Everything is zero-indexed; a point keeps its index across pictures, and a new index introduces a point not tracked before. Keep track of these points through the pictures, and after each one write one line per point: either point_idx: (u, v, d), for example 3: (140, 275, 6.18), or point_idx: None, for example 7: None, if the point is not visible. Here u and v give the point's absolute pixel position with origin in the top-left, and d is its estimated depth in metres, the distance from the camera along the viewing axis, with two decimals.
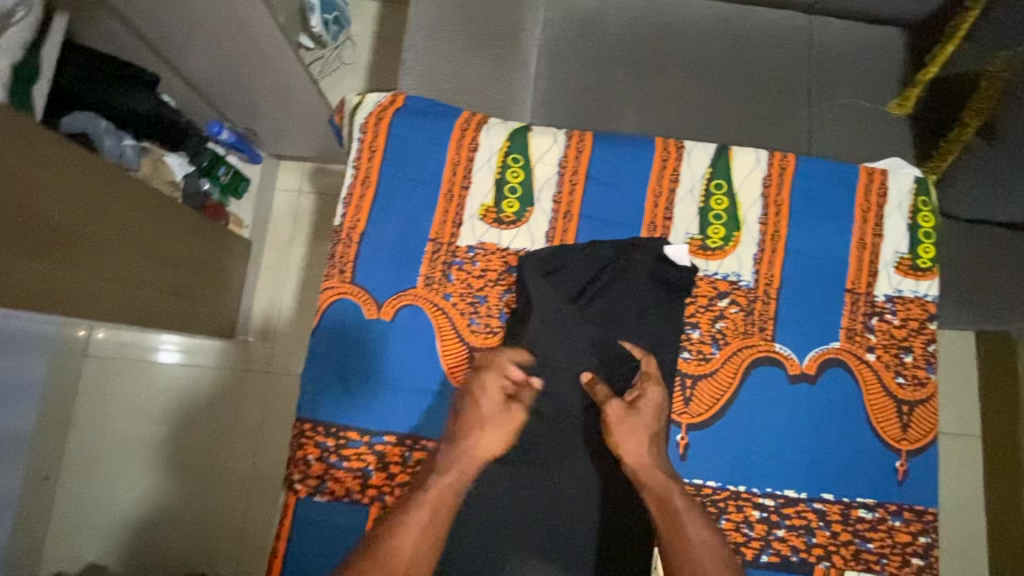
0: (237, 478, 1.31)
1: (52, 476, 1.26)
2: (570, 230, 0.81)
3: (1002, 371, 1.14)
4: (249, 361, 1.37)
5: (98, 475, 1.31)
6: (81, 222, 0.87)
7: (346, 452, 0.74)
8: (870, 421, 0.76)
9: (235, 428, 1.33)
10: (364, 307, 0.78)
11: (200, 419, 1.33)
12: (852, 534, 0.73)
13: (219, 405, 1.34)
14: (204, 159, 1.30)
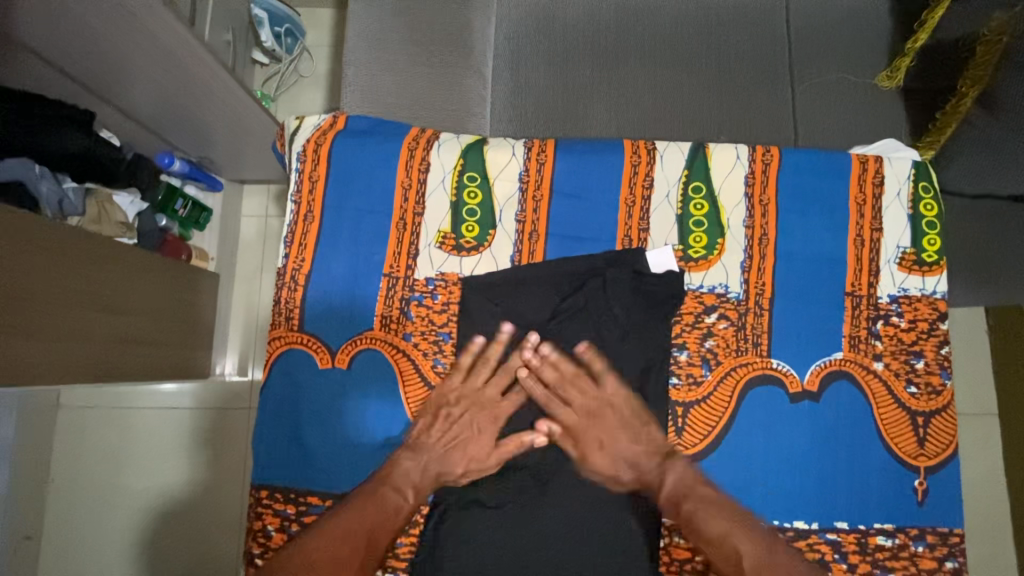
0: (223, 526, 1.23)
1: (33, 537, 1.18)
2: (538, 251, 0.73)
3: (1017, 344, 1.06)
4: (226, 400, 1.28)
5: (78, 535, 1.21)
6: (10, 282, 0.78)
7: (308, 521, 0.67)
8: (882, 438, 0.68)
9: (218, 475, 1.24)
10: (317, 356, 0.71)
11: (181, 467, 1.24)
12: (872, 565, 0.66)
13: (201, 450, 1.25)
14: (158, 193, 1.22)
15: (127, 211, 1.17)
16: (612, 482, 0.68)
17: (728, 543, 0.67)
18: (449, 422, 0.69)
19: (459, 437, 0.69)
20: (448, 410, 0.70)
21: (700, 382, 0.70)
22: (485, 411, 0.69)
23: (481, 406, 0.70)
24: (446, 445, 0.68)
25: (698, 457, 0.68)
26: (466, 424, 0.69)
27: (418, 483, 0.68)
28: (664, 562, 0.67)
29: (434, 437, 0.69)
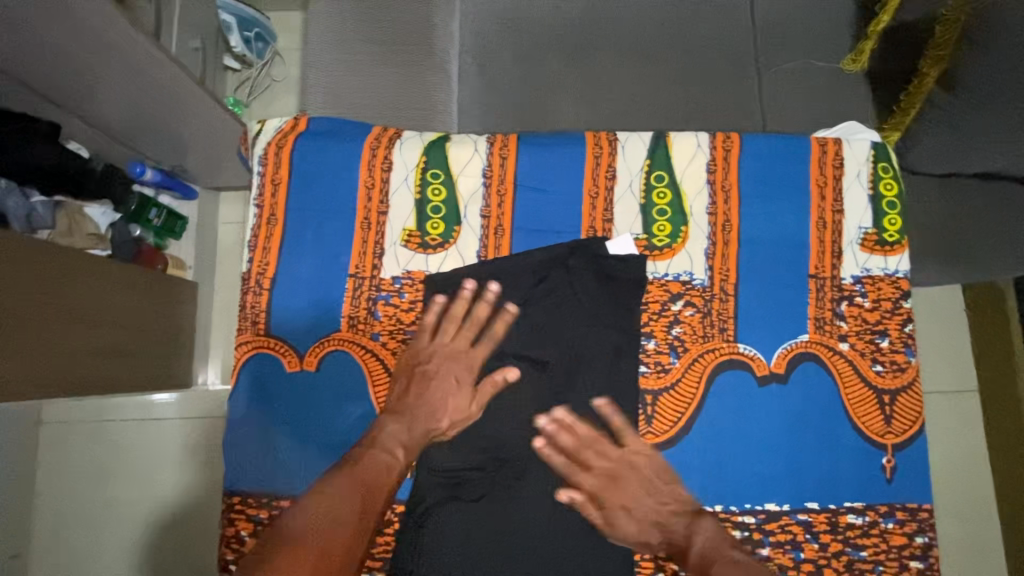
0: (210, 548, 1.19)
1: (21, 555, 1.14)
2: (504, 246, 0.73)
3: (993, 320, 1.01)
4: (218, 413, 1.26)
5: (66, 557, 1.17)
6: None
7: (281, 524, 0.67)
8: (850, 416, 0.69)
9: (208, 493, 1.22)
10: (285, 359, 0.71)
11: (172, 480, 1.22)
12: (843, 544, 0.66)
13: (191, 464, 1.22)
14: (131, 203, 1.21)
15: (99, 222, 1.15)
16: (585, 470, 0.68)
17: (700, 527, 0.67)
18: (427, 376, 0.69)
19: (435, 394, 0.69)
20: (423, 368, 0.70)
21: (668, 369, 0.70)
22: (460, 362, 0.70)
23: (454, 357, 0.70)
24: (425, 397, 0.69)
25: (668, 443, 0.69)
26: (441, 376, 0.69)
27: (407, 442, 0.67)
28: (638, 550, 0.67)
29: (412, 396, 0.69)
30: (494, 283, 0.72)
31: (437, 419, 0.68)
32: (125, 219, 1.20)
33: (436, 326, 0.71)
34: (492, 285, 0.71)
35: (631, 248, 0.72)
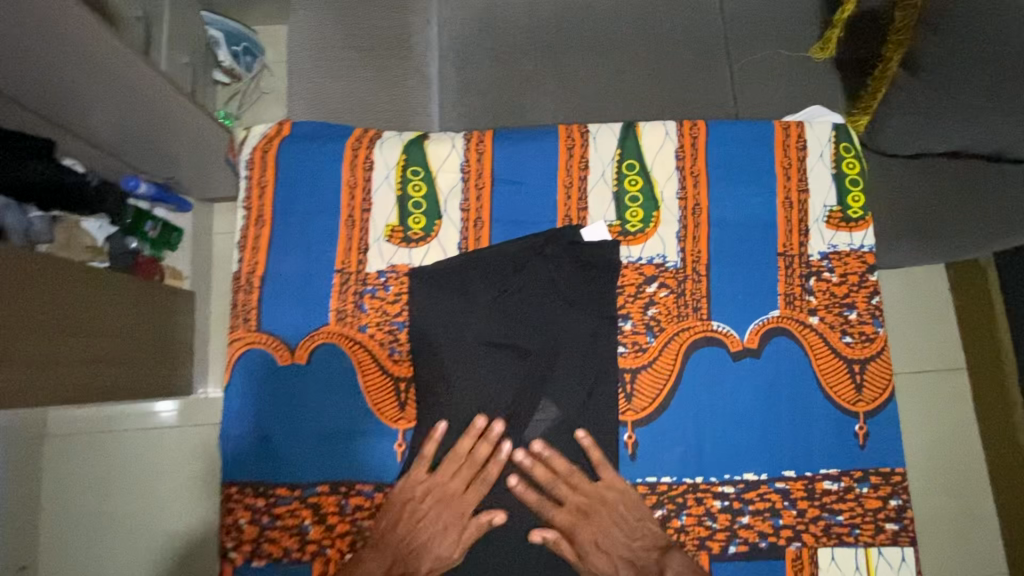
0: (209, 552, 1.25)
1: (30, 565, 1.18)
2: (483, 237, 0.77)
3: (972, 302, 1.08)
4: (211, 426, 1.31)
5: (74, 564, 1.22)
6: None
7: (278, 511, 0.69)
8: (822, 387, 0.71)
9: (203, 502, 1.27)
10: (277, 353, 0.73)
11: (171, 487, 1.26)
12: (820, 509, 0.69)
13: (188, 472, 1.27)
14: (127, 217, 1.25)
15: (95, 236, 1.20)
16: (569, 447, 0.71)
17: (681, 498, 0.70)
18: (416, 517, 0.68)
19: (423, 529, 0.68)
20: (414, 506, 0.68)
21: (645, 349, 0.73)
22: (451, 507, 0.69)
23: (448, 502, 0.69)
24: (416, 514, 0.68)
25: (649, 420, 0.72)
26: (430, 520, 0.68)
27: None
28: None
29: (398, 534, 0.67)
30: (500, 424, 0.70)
31: (419, 559, 0.67)
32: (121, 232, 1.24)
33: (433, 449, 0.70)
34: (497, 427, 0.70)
35: (605, 234, 0.75)
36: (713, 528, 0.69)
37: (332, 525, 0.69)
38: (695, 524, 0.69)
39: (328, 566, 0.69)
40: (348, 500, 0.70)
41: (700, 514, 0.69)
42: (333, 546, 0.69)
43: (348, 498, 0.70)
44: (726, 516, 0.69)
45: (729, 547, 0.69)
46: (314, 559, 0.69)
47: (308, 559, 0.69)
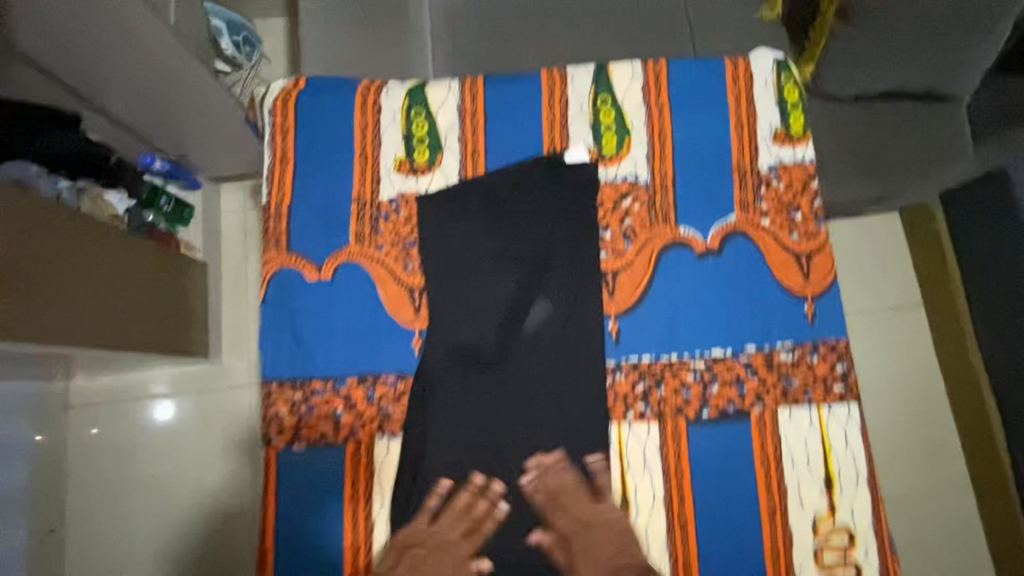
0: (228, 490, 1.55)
1: (55, 527, 1.47)
2: (479, 167, 0.88)
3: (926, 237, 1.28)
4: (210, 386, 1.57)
5: (120, 505, 1.52)
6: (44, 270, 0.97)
7: (314, 400, 0.80)
8: (775, 276, 0.84)
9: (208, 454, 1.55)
10: (305, 271, 0.84)
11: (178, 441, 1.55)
12: (777, 377, 0.81)
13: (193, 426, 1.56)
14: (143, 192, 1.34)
15: (116, 207, 1.27)
16: (562, 336, 0.83)
17: (660, 374, 0.82)
18: (419, 559, 0.76)
19: (421, 573, 0.76)
20: (415, 549, 0.77)
21: (624, 253, 0.85)
22: (450, 552, 0.77)
23: (445, 548, 0.77)
24: None
25: (630, 312, 0.84)
26: (428, 560, 0.76)
27: None
28: (610, 398, 0.82)
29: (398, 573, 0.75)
30: (495, 481, 0.80)
31: None
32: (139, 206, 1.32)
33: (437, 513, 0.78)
34: (497, 485, 0.79)
35: (586, 157, 0.87)
36: (688, 397, 0.81)
37: (362, 410, 0.81)
38: (672, 394, 0.81)
39: (359, 445, 0.80)
40: (375, 390, 0.81)
41: (676, 386, 0.82)
42: (363, 429, 0.80)
43: (374, 388, 0.82)
44: (699, 386, 0.81)
45: (703, 412, 0.81)
46: (348, 440, 0.80)
47: (342, 440, 0.80)
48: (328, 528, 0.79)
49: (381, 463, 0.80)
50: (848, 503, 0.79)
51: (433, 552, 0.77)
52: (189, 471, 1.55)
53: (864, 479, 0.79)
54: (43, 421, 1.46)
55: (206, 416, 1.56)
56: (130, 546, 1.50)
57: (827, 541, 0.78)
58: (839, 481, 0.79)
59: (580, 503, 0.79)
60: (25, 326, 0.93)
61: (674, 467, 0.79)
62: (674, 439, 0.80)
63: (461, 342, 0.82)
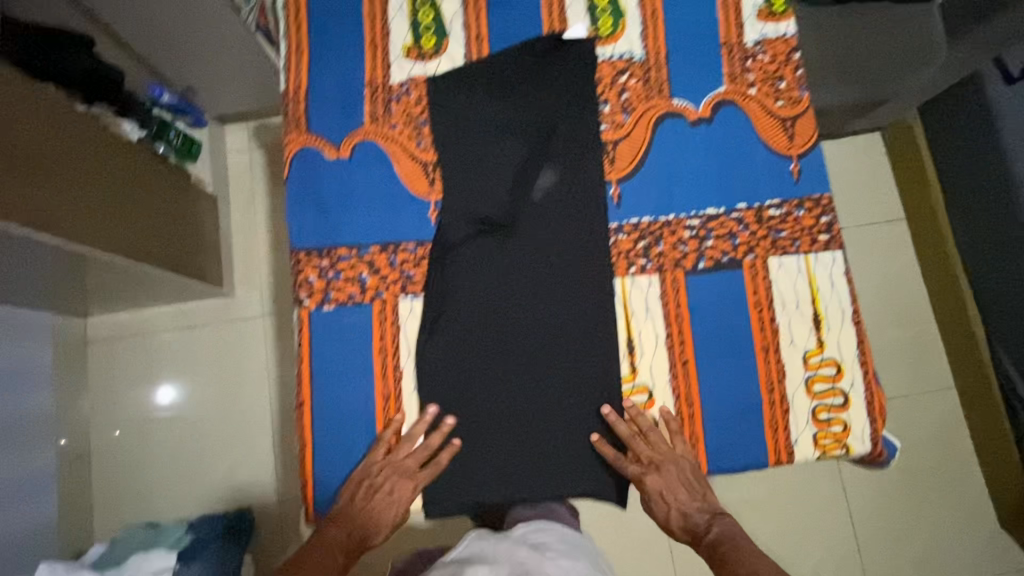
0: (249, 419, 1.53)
1: (83, 454, 1.49)
2: (485, 49, 0.93)
3: (906, 153, 1.50)
4: (227, 317, 1.58)
5: (145, 434, 1.52)
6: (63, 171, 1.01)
7: (340, 266, 0.87)
8: (762, 140, 0.91)
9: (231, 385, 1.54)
10: (324, 150, 0.90)
11: (199, 371, 1.55)
12: (768, 230, 0.88)
13: (213, 357, 1.56)
14: (153, 124, 1.37)
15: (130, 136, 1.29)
16: (568, 201, 0.89)
17: (659, 232, 0.89)
18: (375, 489, 0.82)
19: (377, 504, 0.81)
20: (371, 479, 0.82)
21: (622, 124, 0.91)
22: (405, 482, 0.82)
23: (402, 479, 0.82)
24: (369, 507, 0.81)
25: (630, 178, 0.90)
26: (384, 490, 0.81)
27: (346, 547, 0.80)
28: (614, 255, 0.88)
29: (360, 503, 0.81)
30: (449, 415, 0.84)
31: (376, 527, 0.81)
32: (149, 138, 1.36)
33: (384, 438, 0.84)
34: (448, 419, 0.84)
35: (585, 36, 0.92)
36: (685, 251, 0.88)
37: (385, 274, 0.87)
38: (670, 249, 0.88)
39: (385, 305, 0.87)
40: (396, 256, 0.88)
41: (674, 241, 0.88)
42: (387, 290, 0.87)
43: (395, 254, 0.88)
44: (695, 241, 0.88)
45: (699, 264, 0.88)
46: (374, 300, 0.87)
47: (369, 300, 0.87)
48: (359, 379, 0.86)
49: (405, 320, 0.86)
50: (835, 339, 0.86)
51: (390, 479, 0.82)
52: (206, 401, 1.54)
53: (849, 317, 0.86)
54: (64, 352, 1.48)
55: (226, 346, 1.56)
56: (154, 476, 1.51)
57: (817, 373, 0.85)
58: (826, 319, 0.86)
59: (592, 347, 0.86)
60: (57, 221, 0.99)
61: (673, 314, 0.87)
62: (674, 289, 0.87)
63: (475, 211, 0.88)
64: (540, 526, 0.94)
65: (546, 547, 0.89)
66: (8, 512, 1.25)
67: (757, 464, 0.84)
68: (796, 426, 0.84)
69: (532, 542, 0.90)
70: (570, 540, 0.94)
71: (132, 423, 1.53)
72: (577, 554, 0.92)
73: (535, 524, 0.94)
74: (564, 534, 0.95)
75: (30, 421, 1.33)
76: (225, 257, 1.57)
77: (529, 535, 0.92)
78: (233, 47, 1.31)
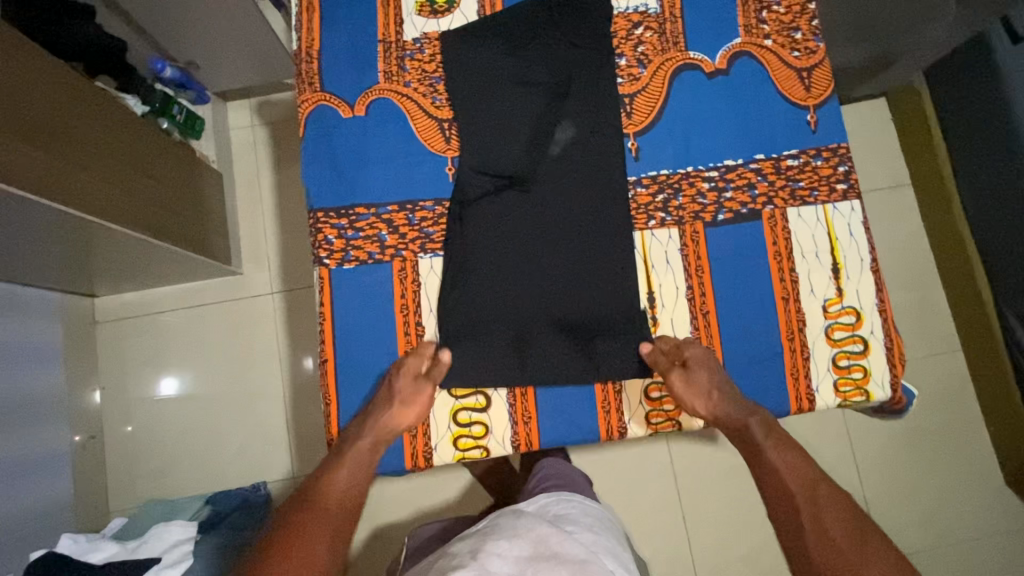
0: (259, 399, 1.53)
1: (96, 435, 1.48)
2: (498, 5, 0.92)
3: (912, 115, 1.50)
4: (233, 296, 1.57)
5: (156, 415, 1.52)
6: (69, 140, 1.00)
7: (359, 225, 0.87)
8: (779, 91, 0.90)
9: (240, 364, 1.54)
10: (339, 109, 0.89)
11: (207, 351, 1.55)
12: (786, 180, 0.88)
13: (221, 335, 1.55)
14: (156, 99, 1.34)
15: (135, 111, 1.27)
16: (586, 156, 0.88)
17: (678, 185, 0.88)
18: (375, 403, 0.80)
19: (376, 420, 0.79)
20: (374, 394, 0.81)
21: (638, 78, 0.90)
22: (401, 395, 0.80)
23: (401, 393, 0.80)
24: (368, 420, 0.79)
25: (646, 131, 0.90)
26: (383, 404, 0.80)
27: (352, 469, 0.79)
28: (634, 209, 0.88)
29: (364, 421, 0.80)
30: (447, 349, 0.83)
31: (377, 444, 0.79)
32: (153, 113, 1.33)
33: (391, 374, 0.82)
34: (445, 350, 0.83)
35: None
36: (704, 203, 0.88)
37: (404, 233, 0.87)
38: (689, 202, 0.88)
39: (405, 263, 0.86)
40: (415, 214, 0.87)
41: (693, 194, 0.88)
42: (407, 249, 0.87)
43: (414, 212, 0.87)
44: (714, 193, 0.88)
45: (719, 216, 0.88)
46: (394, 259, 0.86)
47: (388, 259, 0.86)
48: (381, 337, 0.86)
49: (426, 278, 0.86)
50: (854, 287, 0.86)
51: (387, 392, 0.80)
52: (217, 379, 1.54)
53: (868, 265, 0.87)
54: (72, 331, 1.47)
55: (232, 325, 1.56)
56: (168, 453, 1.51)
57: (837, 321, 0.86)
58: (845, 268, 0.87)
59: (615, 300, 0.86)
60: (66, 188, 0.99)
61: (693, 265, 0.87)
62: (693, 241, 0.87)
63: (492, 170, 0.88)
64: (563, 496, 0.99)
65: (568, 516, 0.93)
66: (25, 486, 1.25)
67: (779, 412, 0.85)
68: (817, 374, 0.85)
69: (554, 512, 0.94)
70: (592, 511, 0.99)
71: (142, 403, 1.53)
72: (599, 525, 0.95)
73: (557, 495, 0.99)
74: (586, 505, 0.99)
75: (43, 398, 1.32)
76: (233, 234, 1.56)
77: (552, 506, 0.96)
78: (235, 21, 1.29)
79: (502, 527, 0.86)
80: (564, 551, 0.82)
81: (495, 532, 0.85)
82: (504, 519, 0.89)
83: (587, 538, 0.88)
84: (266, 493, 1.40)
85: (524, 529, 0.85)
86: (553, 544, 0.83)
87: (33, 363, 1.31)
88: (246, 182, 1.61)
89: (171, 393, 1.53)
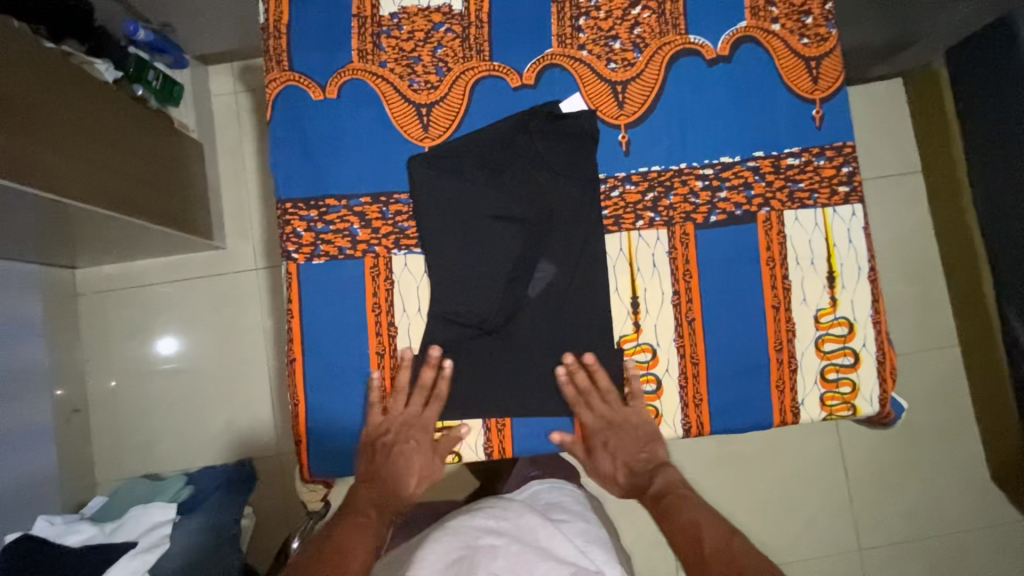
0: (243, 375, 1.47)
1: (81, 409, 1.43)
2: (486, 50, 0.84)
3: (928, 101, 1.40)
4: (219, 269, 1.50)
5: (141, 389, 1.47)
6: (46, 120, 0.95)
7: (330, 218, 0.82)
8: (784, 81, 0.84)
9: (223, 342, 1.48)
10: (310, 91, 0.83)
11: (191, 325, 1.48)
12: (785, 180, 0.83)
13: (208, 308, 1.49)
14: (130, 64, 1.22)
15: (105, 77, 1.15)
16: (574, 151, 0.83)
17: (670, 182, 0.83)
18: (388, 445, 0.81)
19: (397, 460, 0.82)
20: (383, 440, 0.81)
21: (633, 63, 0.84)
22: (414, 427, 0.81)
23: (410, 424, 0.81)
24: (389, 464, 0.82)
25: (638, 124, 0.84)
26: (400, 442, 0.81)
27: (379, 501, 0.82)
28: (619, 207, 0.83)
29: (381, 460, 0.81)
30: (434, 346, 0.81)
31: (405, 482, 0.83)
32: (126, 79, 1.21)
33: (402, 395, 0.81)
34: (433, 349, 0.81)
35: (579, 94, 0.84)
36: (696, 204, 0.83)
37: (377, 227, 0.83)
38: (681, 201, 0.83)
39: (378, 260, 0.83)
40: (389, 208, 0.83)
41: (685, 193, 0.83)
42: (380, 245, 0.83)
43: (388, 206, 0.83)
44: (707, 193, 0.83)
45: (711, 218, 0.83)
46: (366, 255, 0.82)
47: (361, 255, 0.82)
48: (352, 335, 0.83)
49: (400, 276, 0.83)
50: (849, 297, 0.83)
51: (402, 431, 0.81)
52: (205, 350, 1.48)
53: (865, 274, 0.83)
54: (52, 302, 1.39)
55: (217, 299, 1.49)
56: (153, 428, 1.46)
57: (828, 332, 0.82)
58: (841, 277, 0.83)
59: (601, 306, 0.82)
60: (27, 164, 0.90)
61: (682, 270, 0.83)
62: (683, 244, 0.83)
63: (473, 163, 0.83)
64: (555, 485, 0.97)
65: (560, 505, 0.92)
66: (14, 463, 1.21)
67: (762, 425, 0.82)
68: (804, 386, 0.82)
69: (546, 501, 0.93)
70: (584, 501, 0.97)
71: (127, 375, 1.47)
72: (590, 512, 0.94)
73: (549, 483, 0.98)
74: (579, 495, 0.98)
75: (28, 372, 1.27)
76: (214, 206, 1.48)
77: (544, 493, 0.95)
78: None
79: (490, 508, 0.85)
80: (552, 545, 0.79)
81: (484, 512, 0.84)
82: (495, 501, 0.88)
83: (577, 530, 0.86)
84: (252, 471, 1.39)
85: (513, 514, 0.84)
86: (541, 536, 0.80)
87: (17, 337, 1.25)
88: (228, 152, 1.52)
89: (168, 353, 1.48)
